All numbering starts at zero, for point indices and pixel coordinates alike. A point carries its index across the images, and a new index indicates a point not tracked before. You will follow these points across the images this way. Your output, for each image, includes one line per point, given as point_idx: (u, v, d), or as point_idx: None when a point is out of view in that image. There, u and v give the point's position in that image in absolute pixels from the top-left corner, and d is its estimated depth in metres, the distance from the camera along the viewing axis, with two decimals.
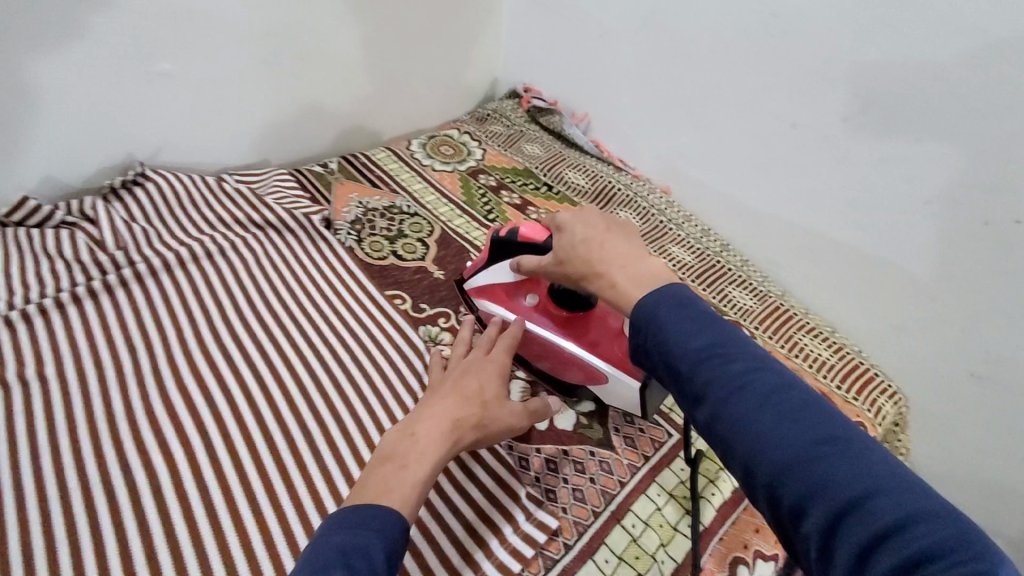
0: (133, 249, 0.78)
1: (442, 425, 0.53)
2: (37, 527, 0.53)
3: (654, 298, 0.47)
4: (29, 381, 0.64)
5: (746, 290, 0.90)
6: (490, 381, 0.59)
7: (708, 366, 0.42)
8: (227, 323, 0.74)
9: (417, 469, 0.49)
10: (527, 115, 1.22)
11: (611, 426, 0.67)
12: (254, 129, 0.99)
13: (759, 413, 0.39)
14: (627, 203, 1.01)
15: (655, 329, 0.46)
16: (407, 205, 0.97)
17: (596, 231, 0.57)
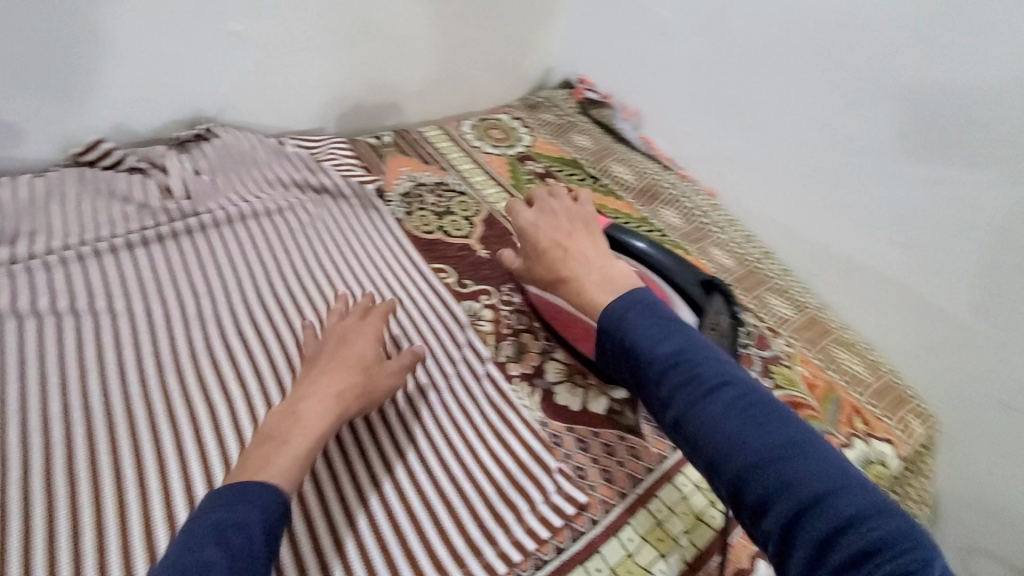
0: (200, 200, 0.82)
1: (325, 402, 0.55)
2: (104, 446, 0.57)
3: (633, 309, 0.53)
4: (99, 314, 0.68)
5: (785, 299, 0.90)
6: (366, 348, 0.60)
7: (678, 370, 0.48)
8: (283, 278, 0.77)
9: (298, 442, 0.51)
10: (578, 105, 1.21)
11: (642, 415, 0.68)
12: (316, 96, 1.03)
13: (726, 415, 0.45)
14: (670, 202, 1.02)
15: (627, 336, 0.52)
16: (457, 183, 1.00)
17: (560, 235, 0.64)
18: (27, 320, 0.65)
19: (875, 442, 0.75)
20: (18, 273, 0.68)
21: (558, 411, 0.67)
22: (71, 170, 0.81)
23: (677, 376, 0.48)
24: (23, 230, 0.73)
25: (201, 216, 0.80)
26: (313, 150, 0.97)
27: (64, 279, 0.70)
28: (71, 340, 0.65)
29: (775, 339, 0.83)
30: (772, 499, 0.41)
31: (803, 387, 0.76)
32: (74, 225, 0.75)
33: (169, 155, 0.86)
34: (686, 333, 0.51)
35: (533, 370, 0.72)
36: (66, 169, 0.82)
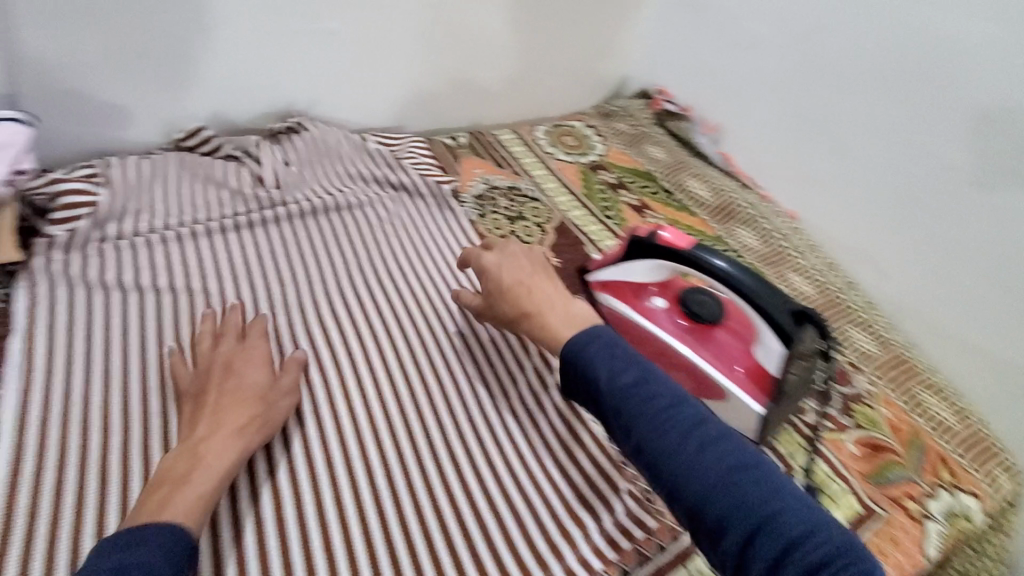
0: (289, 191, 0.85)
1: (229, 436, 0.53)
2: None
3: (587, 337, 0.56)
4: (194, 294, 0.71)
5: (867, 332, 0.87)
6: (263, 374, 0.59)
7: (636, 398, 0.51)
8: (363, 272, 0.79)
9: (200, 484, 0.49)
10: (655, 116, 1.19)
11: None
12: (400, 95, 1.05)
13: (684, 441, 0.48)
14: (748, 223, 0.99)
15: (586, 363, 0.54)
16: (530, 189, 1.00)
17: (523, 275, 0.65)
18: (131, 295, 0.69)
19: (960, 494, 0.70)
20: (125, 250, 0.73)
21: None
22: (172, 153, 0.86)
23: (631, 404, 0.51)
24: (129, 208, 0.77)
25: (290, 207, 0.83)
26: (393, 147, 0.99)
27: (164, 259, 0.74)
28: (166, 317, 0.68)
29: (855, 374, 0.79)
30: (724, 517, 0.45)
31: (885, 428, 0.74)
32: (175, 207, 0.79)
33: (262, 146, 0.90)
34: (640, 363, 0.54)
35: None
36: (167, 152, 0.86)
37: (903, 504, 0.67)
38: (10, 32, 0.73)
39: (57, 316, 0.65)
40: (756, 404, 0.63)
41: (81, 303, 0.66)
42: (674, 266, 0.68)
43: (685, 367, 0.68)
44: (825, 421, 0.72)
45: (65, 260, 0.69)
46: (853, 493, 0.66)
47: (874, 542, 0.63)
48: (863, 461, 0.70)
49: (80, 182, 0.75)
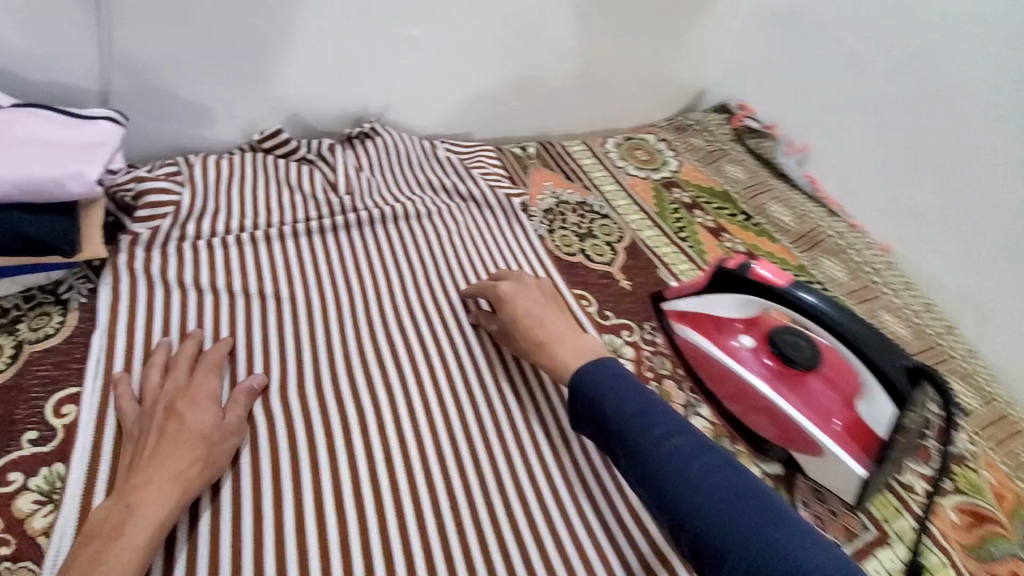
0: (360, 198, 0.85)
1: (166, 484, 0.49)
2: (263, 434, 0.59)
3: (593, 366, 0.59)
4: (266, 300, 0.71)
5: (968, 385, 0.78)
6: (207, 414, 0.55)
7: (641, 426, 0.53)
8: (429, 285, 0.78)
9: (132, 536, 0.46)
10: (734, 133, 1.13)
11: (799, 498, 0.61)
12: (471, 102, 1.03)
13: (685, 466, 0.50)
14: (834, 253, 0.92)
15: (593, 391, 0.57)
16: (599, 205, 0.96)
17: (537, 309, 0.67)
18: (206, 296, 0.69)
19: None
20: (203, 251, 0.73)
21: None
22: (249, 153, 0.87)
23: (634, 431, 0.53)
24: (208, 208, 0.78)
25: (360, 214, 0.83)
26: (461, 155, 0.98)
27: (239, 261, 0.74)
28: (238, 321, 0.68)
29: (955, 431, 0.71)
30: (725, 542, 0.46)
31: (990, 497, 0.65)
32: (251, 209, 0.80)
33: (335, 150, 0.89)
34: (645, 396, 0.56)
35: None
36: (244, 153, 0.87)
37: None
38: (110, 28, 0.74)
39: (135, 314, 0.65)
40: (856, 464, 0.57)
41: (160, 302, 0.67)
42: (767, 302, 0.63)
43: (771, 414, 0.63)
44: (922, 482, 0.65)
45: (147, 258, 0.70)
46: (952, 567, 0.59)
47: None
48: (964, 531, 0.62)
49: (163, 180, 0.76)
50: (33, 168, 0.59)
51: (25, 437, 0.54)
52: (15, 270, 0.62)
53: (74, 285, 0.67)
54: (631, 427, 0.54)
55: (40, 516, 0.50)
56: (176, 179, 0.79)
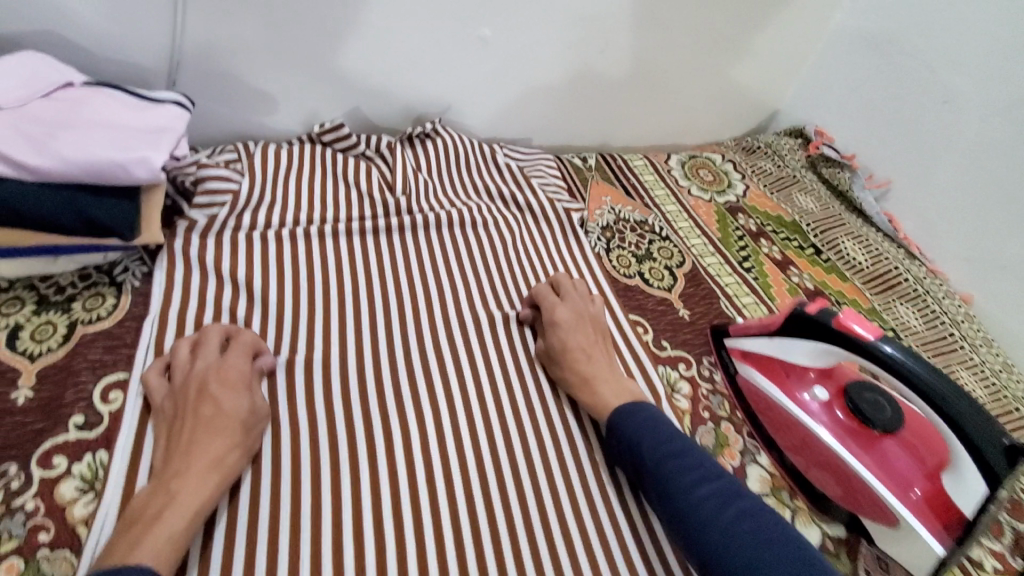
0: (416, 199, 0.83)
1: (204, 468, 0.48)
2: (305, 441, 0.56)
3: (625, 404, 0.58)
4: (317, 297, 0.69)
5: None
6: (240, 396, 0.53)
7: (672, 466, 0.51)
8: (482, 296, 0.74)
9: (172, 519, 0.44)
10: (807, 160, 1.06)
11: (862, 567, 0.56)
12: (535, 108, 1.00)
13: (722, 509, 0.48)
14: (910, 299, 0.85)
15: (625, 426, 0.56)
16: (660, 226, 0.91)
17: (588, 342, 0.65)
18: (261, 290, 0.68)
19: None
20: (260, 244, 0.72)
21: None
22: (309, 145, 0.85)
23: (667, 469, 0.51)
24: (265, 198, 0.77)
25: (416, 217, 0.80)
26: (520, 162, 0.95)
27: (293, 257, 0.73)
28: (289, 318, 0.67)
29: None
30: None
31: None
32: (307, 203, 0.79)
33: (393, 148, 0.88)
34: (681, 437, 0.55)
35: (734, 471, 0.62)
36: (304, 144, 0.86)
37: None
38: (184, 11, 0.73)
39: (188, 304, 0.64)
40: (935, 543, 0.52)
41: (211, 293, 0.66)
42: (849, 355, 0.58)
43: (840, 475, 0.58)
44: (991, 558, 0.61)
45: (204, 248, 0.69)
46: None
47: None
48: None
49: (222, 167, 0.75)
50: (102, 152, 0.58)
51: (72, 422, 0.53)
52: (75, 249, 0.62)
53: (130, 268, 0.67)
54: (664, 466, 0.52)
55: (82, 504, 0.49)
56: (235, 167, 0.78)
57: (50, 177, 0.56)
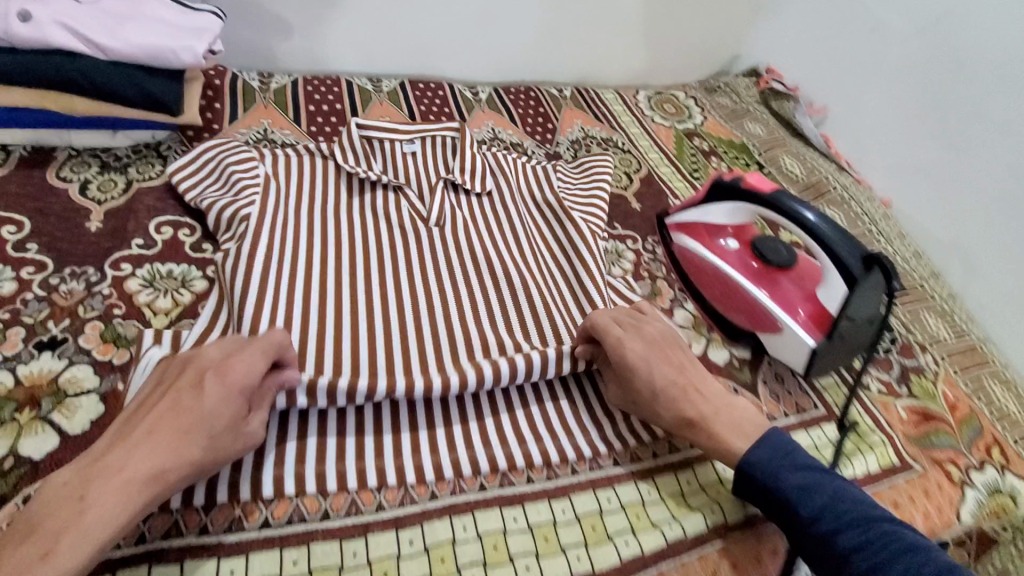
0: (452, 233, 0.76)
1: (131, 491, 0.43)
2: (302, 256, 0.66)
3: (764, 449, 0.56)
4: (342, 300, 0.64)
5: (945, 322, 0.85)
6: (222, 413, 0.47)
7: (849, 540, 0.50)
8: (519, 309, 0.68)
9: (61, 557, 0.40)
10: (760, 95, 1.20)
11: (760, 376, 0.71)
12: (521, 42, 1.14)
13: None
14: (837, 203, 0.97)
15: (777, 484, 0.54)
16: (623, 142, 1.05)
17: (674, 378, 0.59)
18: (279, 292, 0.61)
19: (1010, 475, 0.69)
20: (268, 243, 0.65)
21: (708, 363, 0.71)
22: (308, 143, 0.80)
23: (846, 532, 0.51)
24: (284, 213, 0.70)
25: (444, 216, 0.77)
26: (570, 187, 0.86)
27: (320, 275, 0.65)
28: (310, 315, 0.61)
29: (920, 354, 0.79)
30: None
31: (942, 403, 0.74)
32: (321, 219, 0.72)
33: (419, 167, 0.82)
34: (829, 480, 0.54)
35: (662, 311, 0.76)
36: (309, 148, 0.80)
37: (946, 468, 0.67)
38: None
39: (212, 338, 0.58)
40: (809, 338, 0.65)
41: (243, 296, 0.60)
42: (753, 208, 0.72)
43: (749, 308, 0.71)
44: (878, 385, 0.74)
45: (230, 270, 0.62)
46: (892, 446, 0.67)
47: (905, 489, 0.64)
48: (911, 425, 0.71)
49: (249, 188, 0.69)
50: (158, 39, 0.73)
51: (133, 242, 0.68)
52: (131, 123, 0.77)
53: (173, 146, 0.82)
54: (838, 528, 0.51)
55: (144, 294, 0.63)
56: (254, 176, 0.72)
57: (119, 57, 0.72)
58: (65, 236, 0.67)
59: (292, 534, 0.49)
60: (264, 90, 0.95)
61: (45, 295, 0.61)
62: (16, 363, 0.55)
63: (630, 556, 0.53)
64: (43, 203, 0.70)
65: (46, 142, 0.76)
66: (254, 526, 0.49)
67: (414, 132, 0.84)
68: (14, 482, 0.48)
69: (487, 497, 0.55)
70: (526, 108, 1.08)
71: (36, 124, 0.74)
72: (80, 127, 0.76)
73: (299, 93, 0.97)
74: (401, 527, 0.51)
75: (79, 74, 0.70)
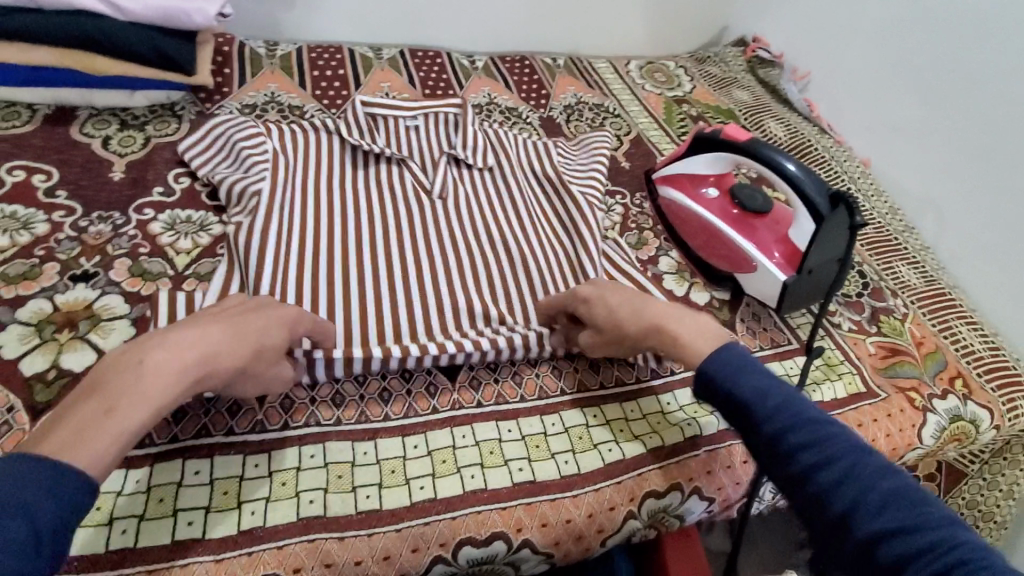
0: (454, 204, 0.77)
1: (187, 370, 0.43)
2: (309, 206, 0.70)
3: (721, 358, 0.53)
4: (351, 264, 0.66)
5: (915, 270, 0.90)
6: (276, 329, 0.50)
7: (796, 436, 0.46)
8: (514, 271, 0.70)
9: (122, 419, 0.40)
10: (746, 63, 1.25)
11: (738, 315, 0.76)
12: (517, 12, 1.18)
13: (856, 477, 0.43)
14: (819, 161, 1.02)
15: (731, 385, 0.51)
16: (614, 107, 1.10)
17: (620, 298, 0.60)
18: (295, 252, 0.65)
19: (971, 404, 0.74)
20: (279, 205, 0.68)
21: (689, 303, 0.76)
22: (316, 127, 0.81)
23: (790, 429, 0.47)
24: (295, 184, 0.72)
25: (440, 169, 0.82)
26: (570, 163, 0.85)
27: (329, 244, 0.68)
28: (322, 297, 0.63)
29: (890, 298, 0.84)
30: (900, 546, 0.40)
31: (907, 339, 0.79)
32: (335, 195, 0.73)
33: (421, 140, 0.83)
34: (783, 386, 0.50)
35: (648, 259, 0.81)
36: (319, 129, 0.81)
37: (909, 395, 0.72)
38: None
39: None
40: (781, 274, 0.71)
41: (255, 251, 0.63)
42: (732, 157, 0.77)
43: (729, 252, 0.76)
44: (850, 324, 0.79)
45: (248, 231, 0.64)
46: (859, 376, 0.73)
47: (869, 412, 0.70)
48: (878, 358, 0.76)
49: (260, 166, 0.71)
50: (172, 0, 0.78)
51: (154, 191, 0.73)
52: (148, 83, 0.83)
53: (187, 107, 0.87)
54: (783, 426, 0.47)
55: (166, 236, 0.68)
56: (262, 152, 0.73)
57: (137, 18, 0.77)
58: (91, 184, 0.73)
59: (309, 434, 0.55)
60: (270, 57, 1.00)
61: (76, 235, 0.66)
62: (53, 292, 0.61)
63: (613, 461, 0.58)
64: (68, 155, 0.75)
65: (68, 101, 0.81)
66: (275, 427, 0.54)
67: (417, 111, 0.85)
68: (57, 390, 0.54)
69: (484, 412, 0.60)
70: (520, 76, 1.12)
71: (59, 82, 0.79)
72: (100, 87, 0.81)
73: (304, 59, 1.01)
74: (406, 435, 0.57)
75: (104, 35, 0.76)
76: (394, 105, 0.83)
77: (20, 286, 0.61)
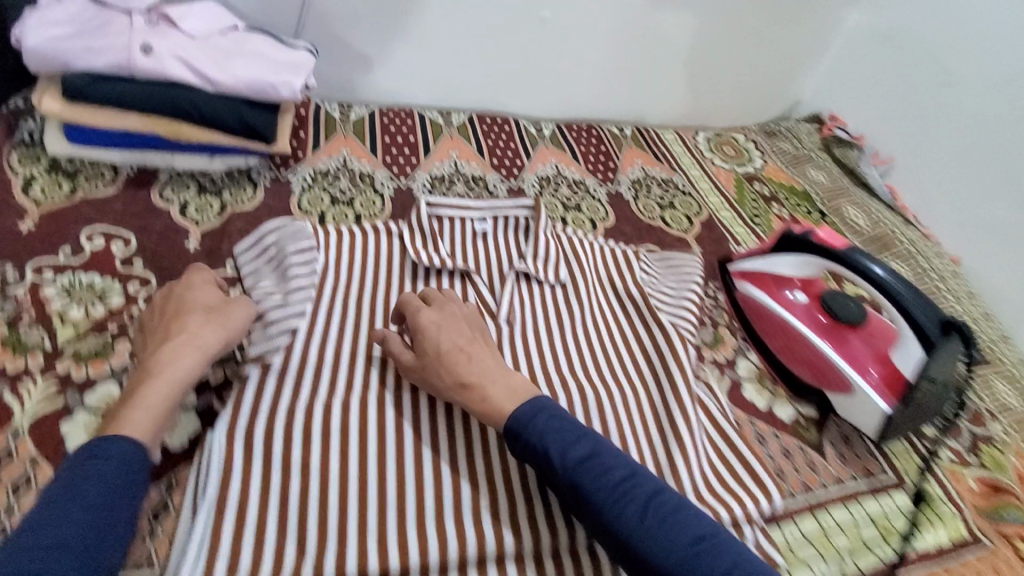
0: (522, 328, 0.70)
1: (176, 346, 0.53)
2: (380, 303, 0.69)
3: (529, 407, 0.52)
4: None
5: (1015, 389, 0.82)
6: (209, 292, 0.60)
7: (600, 486, 0.47)
8: (587, 381, 0.66)
9: (147, 395, 0.49)
10: (822, 141, 1.21)
11: (826, 438, 0.70)
12: (588, 77, 1.17)
13: (643, 517, 0.46)
14: (903, 257, 0.96)
15: (536, 437, 0.50)
16: (683, 183, 1.06)
17: (463, 340, 0.58)
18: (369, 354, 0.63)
19: None
20: (354, 309, 0.67)
21: (773, 418, 0.70)
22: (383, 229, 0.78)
23: (590, 478, 0.48)
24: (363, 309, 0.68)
25: (505, 253, 0.80)
26: (656, 284, 0.80)
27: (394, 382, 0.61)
28: (370, 482, 0.53)
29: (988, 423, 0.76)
30: None
31: (1011, 474, 0.71)
32: None
33: (492, 251, 0.80)
34: (588, 433, 0.51)
35: (725, 361, 0.75)
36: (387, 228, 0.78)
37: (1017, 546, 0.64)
38: None
39: (244, 556, 0.48)
40: (880, 401, 0.66)
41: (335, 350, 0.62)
42: (824, 263, 0.72)
43: (818, 366, 0.71)
44: (950, 454, 0.72)
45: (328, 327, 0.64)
46: (962, 519, 0.65)
47: (976, 566, 0.62)
48: (981, 497, 0.68)
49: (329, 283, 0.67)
50: (262, 73, 0.79)
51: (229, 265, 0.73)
52: (227, 149, 0.83)
53: (263, 172, 0.87)
54: (584, 475, 0.48)
55: None
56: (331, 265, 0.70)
57: (229, 91, 0.79)
58: (166, 254, 0.73)
59: None
60: (344, 121, 1.01)
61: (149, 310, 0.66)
62: (123, 374, 0.60)
63: None
64: (147, 222, 0.76)
65: (149, 164, 0.82)
66: None
67: (486, 211, 0.83)
68: None
69: None
70: (588, 146, 1.11)
71: (145, 146, 0.81)
72: (181, 152, 0.82)
73: (376, 125, 1.02)
74: None
75: (192, 107, 0.77)
76: (463, 205, 0.81)
77: (90, 365, 0.60)
